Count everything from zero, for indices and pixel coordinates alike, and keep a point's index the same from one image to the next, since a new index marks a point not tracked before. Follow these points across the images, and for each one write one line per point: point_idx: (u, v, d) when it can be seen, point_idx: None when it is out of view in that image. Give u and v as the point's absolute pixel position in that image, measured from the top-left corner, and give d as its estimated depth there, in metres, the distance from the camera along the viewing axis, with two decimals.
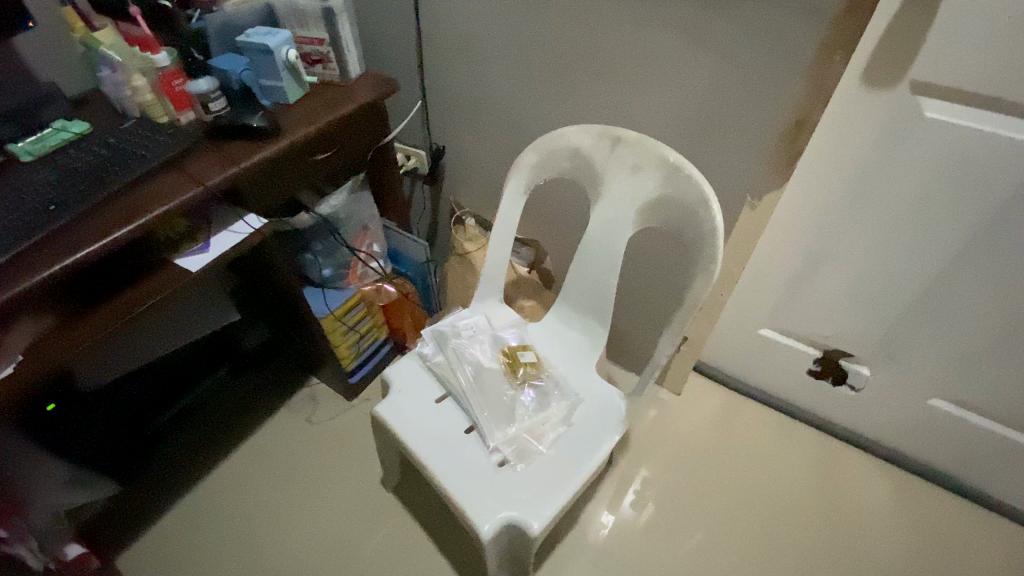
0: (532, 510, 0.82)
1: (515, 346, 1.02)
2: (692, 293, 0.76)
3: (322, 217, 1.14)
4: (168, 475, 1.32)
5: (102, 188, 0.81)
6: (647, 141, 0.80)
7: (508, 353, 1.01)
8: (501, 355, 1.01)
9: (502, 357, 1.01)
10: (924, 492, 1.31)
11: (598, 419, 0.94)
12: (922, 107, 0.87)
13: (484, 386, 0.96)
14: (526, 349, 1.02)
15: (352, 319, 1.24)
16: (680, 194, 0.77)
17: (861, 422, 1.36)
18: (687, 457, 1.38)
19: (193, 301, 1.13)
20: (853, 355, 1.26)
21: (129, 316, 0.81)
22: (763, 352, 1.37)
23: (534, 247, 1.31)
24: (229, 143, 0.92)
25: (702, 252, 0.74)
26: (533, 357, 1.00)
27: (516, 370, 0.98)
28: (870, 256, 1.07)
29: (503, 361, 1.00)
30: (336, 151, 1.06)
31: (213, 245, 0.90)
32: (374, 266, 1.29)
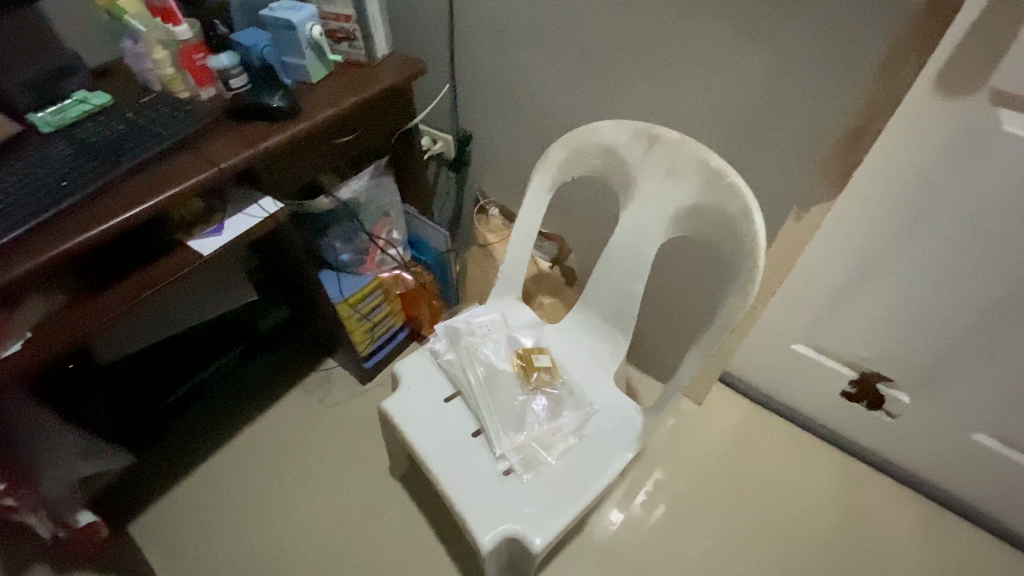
0: (536, 525, 0.79)
1: (531, 349, 0.98)
2: (723, 315, 0.70)
3: (342, 202, 1.10)
4: (182, 446, 1.35)
5: (118, 165, 0.79)
6: (686, 143, 0.73)
7: (523, 356, 0.97)
8: (515, 357, 0.97)
9: (516, 359, 0.97)
10: (960, 532, 1.21)
11: (612, 434, 0.89)
12: (1001, 119, 0.78)
13: (495, 389, 0.93)
14: (542, 352, 0.98)
15: (367, 307, 1.23)
16: (719, 204, 0.71)
17: (895, 451, 1.27)
18: (703, 471, 1.32)
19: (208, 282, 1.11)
20: (893, 381, 1.17)
21: (139, 298, 0.80)
22: (794, 369, 1.29)
23: (558, 242, 1.28)
24: (247, 123, 0.89)
25: (741, 271, 0.68)
26: (548, 363, 0.96)
27: (530, 375, 0.94)
28: (924, 278, 0.98)
29: (517, 364, 0.96)
30: (358, 134, 1.02)
31: (228, 228, 0.87)
32: (392, 253, 1.26)
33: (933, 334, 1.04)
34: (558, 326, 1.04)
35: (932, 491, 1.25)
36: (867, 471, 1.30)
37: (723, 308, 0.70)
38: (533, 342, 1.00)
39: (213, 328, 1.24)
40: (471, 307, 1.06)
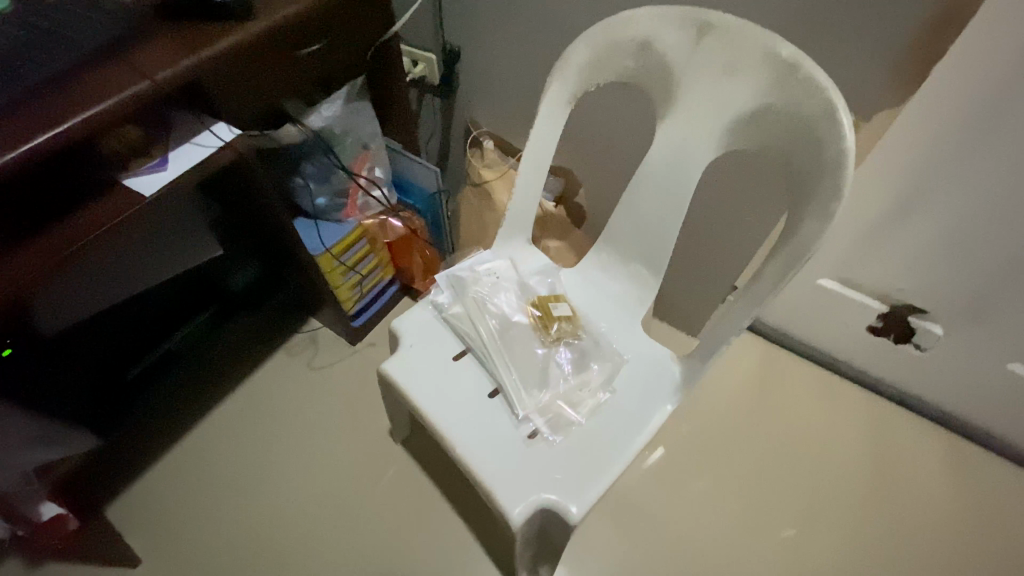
0: (570, 492, 0.70)
1: (547, 297, 0.86)
2: (794, 241, 0.59)
3: (313, 133, 0.93)
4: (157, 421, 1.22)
5: (19, 80, 0.62)
6: (749, 28, 0.59)
7: (539, 305, 0.85)
8: (530, 307, 0.85)
9: (531, 308, 0.85)
10: (985, 464, 1.17)
11: (646, 385, 0.79)
12: None
13: (511, 343, 0.81)
14: (560, 300, 0.86)
15: (353, 258, 1.09)
16: (794, 103, 0.58)
17: (922, 387, 1.20)
18: (723, 415, 1.26)
19: (165, 232, 0.95)
20: (928, 312, 1.08)
21: (69, 253, 0.63)
22: (819, 305, 1.21)
23: (564, 175, 1.12)
24: (185, 28, 0.70)
25: (821, 186, 0.56)
26: (569, 311, 0.84)
27: (549, 327, 0.83)
28: (982, 196, 0.87)
29: (532, 315, 0.84)
30: (329, 45, 0.84)
31: (173, 162, 0.71)
32: (377, 195, 1.09)
33: (981, 261, 0.95)
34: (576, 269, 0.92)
35: (957, 425, 1.20)
36: (889, 408, 1.25)
37: (794, 235, 0.59)
38: (548, 289, 0.88)
39: (177, 289, 1.08)
40: (475, 252, 0.92)
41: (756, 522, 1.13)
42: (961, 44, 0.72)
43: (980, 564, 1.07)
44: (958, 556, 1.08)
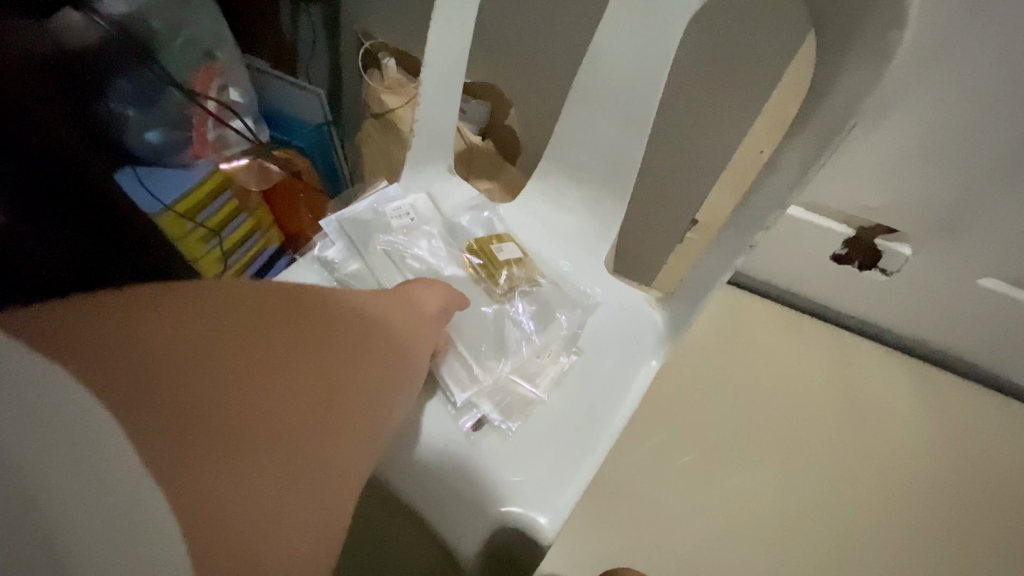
0: (534, 498, 0.50)
1: (487, 240, 0.63)
2: (831, 109, 0.41)
3: (114, 27, 0.65)
4: None
5: None
6: None
7: (477, 250, 0.63)
8: (465, 254, 0.63)
9: (467, 257, 0.63)
10: (952, 386, 1.11)
11: (621, 341, 0.60)
12: None
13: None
14: (506, 240, 0.64)
15: (216, 218, 0.81)
16: None
17: (889, 315, 1.12)
18: (687, 367, 1.12)
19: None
20: (896, 231, 0.99)
21: None
22: (781, 236, 1.09)
23: (491, 96, 0.90)
24: None
25: (861, 31, 0.39)
26: (518, 255, 0.63)
27: (496, 279, 0.61)
28: (965, 86, 0.76)
29: (470, 264, 0.62)
30: None
31: None
32: (235, 127, 0.80)
33: (962, 163, 0.84)
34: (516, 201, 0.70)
35: (923, 351, 1.14)
36: (854, 340, 1.17)
37: (820, 108, 0.42)
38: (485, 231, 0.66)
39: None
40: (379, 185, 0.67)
41: (736, 483, 1.02)
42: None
43: (956, 493, 1.02)
44: (936, 488, 1.03)
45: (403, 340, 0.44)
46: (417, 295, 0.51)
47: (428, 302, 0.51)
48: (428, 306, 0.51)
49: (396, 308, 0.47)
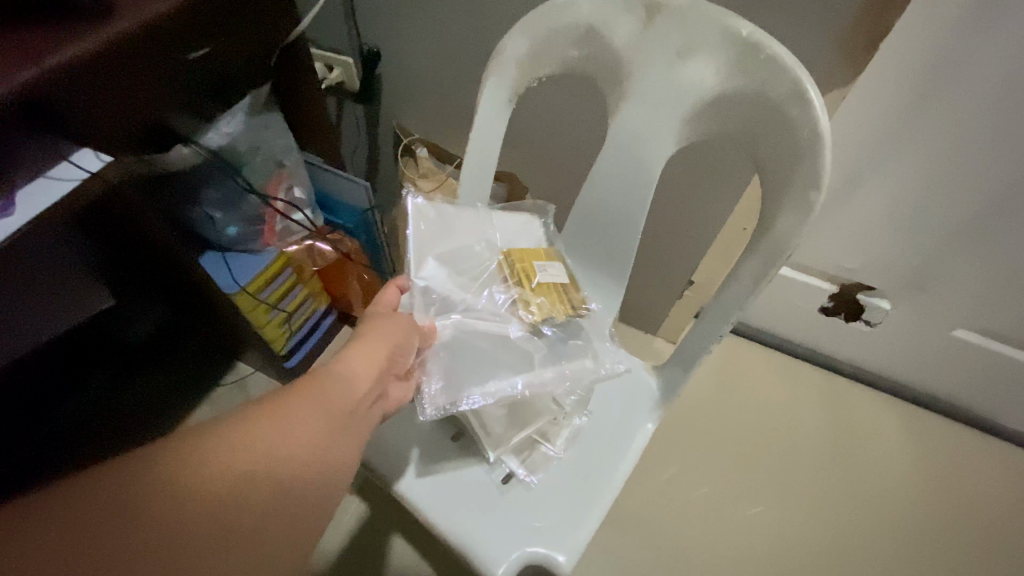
0: (556, 539, 0.62)
1: (531, 254, 0.62)
2: (773, 237, 0.54)
3: (211, 153, 0.79)
4: None
5: None
6: (703, 6, 0.53)
7: (518, 267, 0.61)
8: (511, 273, 0.60)
9: (506, 273, 0.60)
10: (938, 425, 1.20)
11: (623, 403, 0.73)
12: None
13: (483, 322, 0.58)
14: (546, 261, 0.63)
15: (276, 293, 0.94)
16: (757, 87, 0.52)
17: (876, 359, 1.22)
18: (692, 410, 1.22)
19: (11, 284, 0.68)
20: (875, 288, 1.10)
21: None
22: (772, 291, 1.20)
23: (511, 182, 1.02)
24: (16, 29, 0.54)
25: (794, 180, 0.51)
26: (558, 275, 0.62)
27: (544, 308, 0.59)
28: (916, 172, 0.88)
29: (514, 281, 0.60)
30: (217, 49, 0.70)
31: (21, 205, 0.56)
32: (298, 219, 0.95)
33: (924, 231, 0.96)
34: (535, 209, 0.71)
35: (909, 392, 1.23)
36: (847, 383, 1.26)
37: (768, 235, 0.55)
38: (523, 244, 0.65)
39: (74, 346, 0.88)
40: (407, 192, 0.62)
41: (743, 519, 1.10)
42: (908, 13, 0.70)
43: (949, 528, 1.09)
44: (932, 523, 1.10)
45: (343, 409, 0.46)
46: (351, 371, 0.48)
47: (363, 378, 0.48)
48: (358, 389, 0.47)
49: (313, 409, 0.44)
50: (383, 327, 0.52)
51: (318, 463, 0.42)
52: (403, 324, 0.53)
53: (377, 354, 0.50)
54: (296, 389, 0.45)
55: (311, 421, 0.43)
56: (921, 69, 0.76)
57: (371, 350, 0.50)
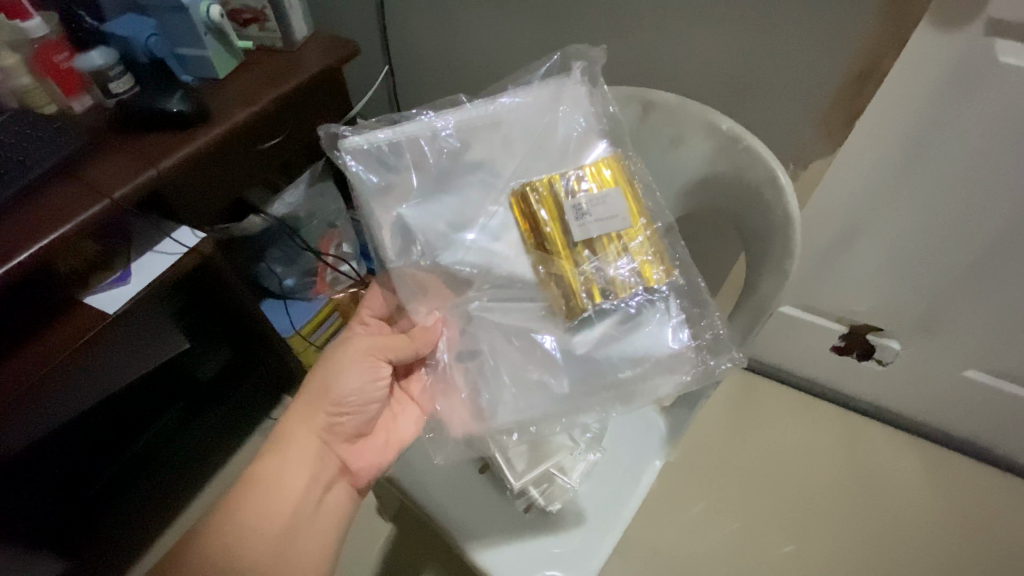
0: (573, 566, 0.70)
1: (558, 203, 0.56)
2: (760, 294, 0.63)
3: (278, 220, 0.93)
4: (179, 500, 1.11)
5: (22, 177, 0.62)
6: (690, 106, 0.63)
7: (546, 224, 0.56)
8: (535, 241, 0.56)
9: (533, 237, 0.56)
10: (955, 463, 1.22)
11: (636, 440, 0.80)
12: (997, 51, 0.68)
13: (507, 301, 0.58)
14: (581, 191, 0.56)
15: (325, 336, 1.08)
16: (737, 172, 0.62)
17: (890, 397, 1.25)
18: (712, 443, 1.26)
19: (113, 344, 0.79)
20: (884, 330, 1.14)
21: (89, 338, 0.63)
22: (784, 329, 1.25)
23: None
24: (140, 137, 0.69)
25: (772, 246, 0.60)
26: (606, 215, 0.56)
27: (579, 278, 0.55)
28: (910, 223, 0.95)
29: (540, 255, 0.56)
30: (287, 136, 0.83)
31: (136, 273, 0.68)
32: (346, 270, 1.05)
33: (924, 281, 1.00)
34: (552, 74, 0.63)
35: (925, 429, 1.25)
36: (863, 420, 1.29)
37: (755, 293, 0.63)
38: (521, 136, 0.58)
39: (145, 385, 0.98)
40: (341, 149, 0.57)
41: (768, 554, 1.11)
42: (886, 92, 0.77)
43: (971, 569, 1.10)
44: (957, 563, 1.10)
45: (289, 504, 0.56)
46: (292, 468, 0.58)
47: (302, 473, 0.58)
48: (298, 486, 0.58)
49: (260, 515, 0.55)
50: (310, 411, 0.60)
51: (277, 551, 0.54)
52: (349, 374, 0.61)
53: (309, 448, 0.59)
54: (241, 507, 0.55)
55: (268, 533, 0.55)
56: (904, 138, 0.81)
57: (304, 443, 0.59)
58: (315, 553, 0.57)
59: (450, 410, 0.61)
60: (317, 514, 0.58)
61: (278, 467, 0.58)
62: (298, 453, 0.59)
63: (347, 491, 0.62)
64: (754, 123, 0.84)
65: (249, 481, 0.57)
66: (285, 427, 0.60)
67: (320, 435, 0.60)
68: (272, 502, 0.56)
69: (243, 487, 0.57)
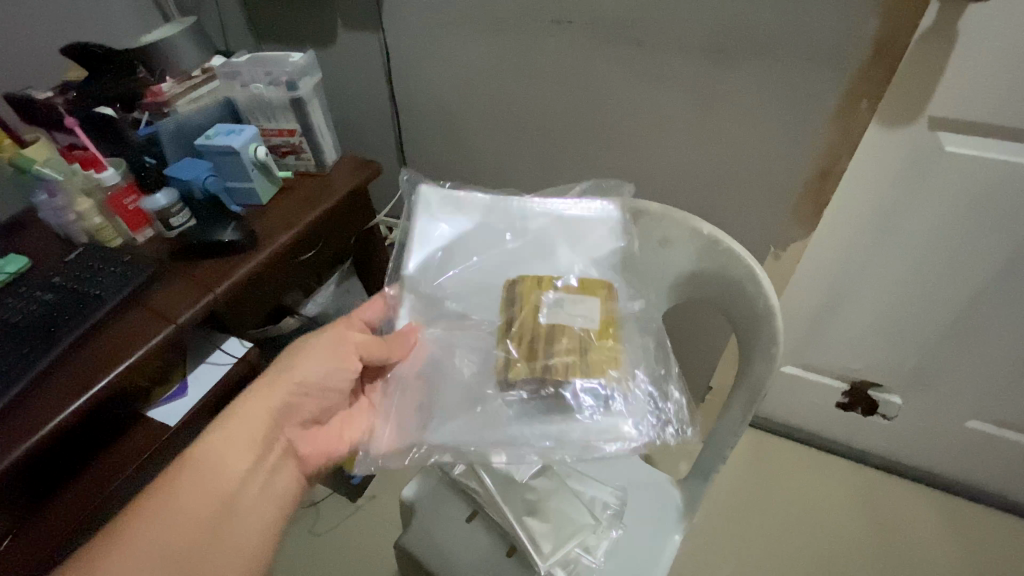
0: None
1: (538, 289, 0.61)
2: (757, 373, 0.69)
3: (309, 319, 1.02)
4: None
5: (97, 311, 0.71)
6: (673, 213, 0.72)
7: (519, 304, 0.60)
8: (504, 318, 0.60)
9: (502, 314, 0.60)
10: (975, 514, 1.23)
11: (654, 514, 0.84)
12: (942, 141, 0.80)
13: (465, 352, 0.59)
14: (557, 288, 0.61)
15: None
16: (722, 268, 0.70)
17: (900, 450, 1.27)
18: (730, 506, 1.25)
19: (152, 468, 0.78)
20: (884, 386, 1.18)
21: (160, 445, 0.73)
22: (789, 388, 1.29)
23: None
24: (199, 265, 0.80)
25: (760, 333, 0.68)
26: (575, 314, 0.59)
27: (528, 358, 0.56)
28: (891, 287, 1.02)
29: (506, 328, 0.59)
30: (321, 248, 0.94)
31: (192, 386, 0.79)
32: None
33: (914, 340, 1.06)
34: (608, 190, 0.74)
35: (937, 480, 1.27)
36: (876, 474, 1.31)
37: (751, 372, 0.70)
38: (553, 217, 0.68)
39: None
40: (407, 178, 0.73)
41: None
42: (849, 179, 0.87)
43: None
44: None
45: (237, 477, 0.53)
46: (242, 443, 0.55)
47: (253, 450, 0.55)
48: (240, 466, 0.53)
49: (199, 489, 0.51)
50: (273, 388, 0.58)
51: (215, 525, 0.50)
52: (320, 359, 0.61)
53: (259, 431, 0.56)
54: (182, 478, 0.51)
55: (210, 506, 0.50)
56: (872, 214, 0.91)
57: (255, 426, 0.56)
58: (255, 537, 0.52)
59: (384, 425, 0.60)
60: (257, 499, 0.54)
61: (223, 448, 0.53)
62: (253, 426, 0.56)
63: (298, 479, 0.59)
64: (734, 210, 0.92)
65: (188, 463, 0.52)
66: (238, 408, 0.57)
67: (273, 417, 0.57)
68: (215, 474, 0.52)
69: (182, 467, 0.52)
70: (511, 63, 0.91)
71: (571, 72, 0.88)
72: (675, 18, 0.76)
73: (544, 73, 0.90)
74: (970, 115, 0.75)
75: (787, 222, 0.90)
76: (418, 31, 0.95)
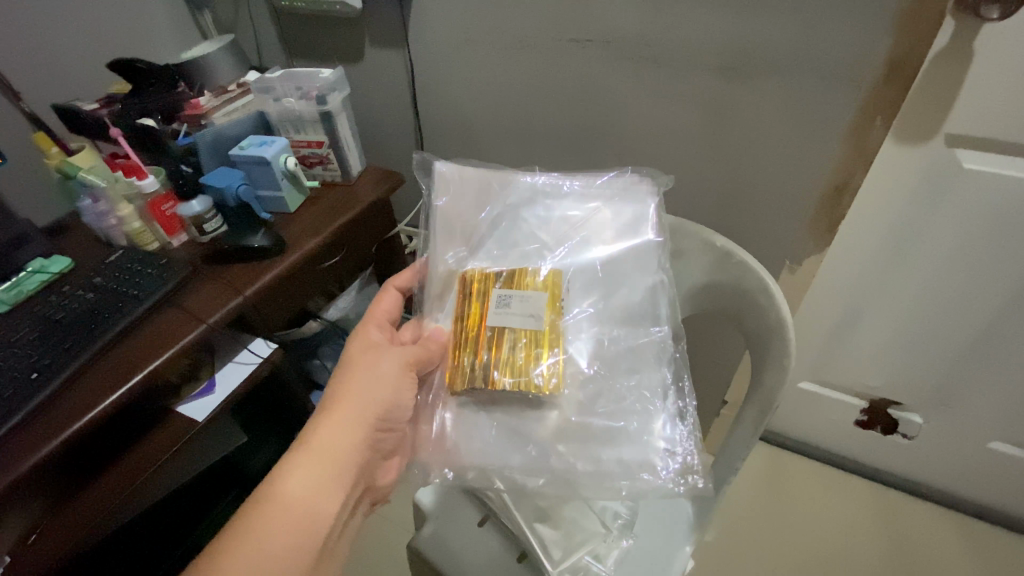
0: None
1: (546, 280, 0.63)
2: (770, 384, 0.69)
3: (330, 322, 1.05)
4: None
5: (133, 310, 0.75)
6: (686, 225, 0.74)
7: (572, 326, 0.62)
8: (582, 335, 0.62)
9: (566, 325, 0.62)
10: (999, 540, 1.19)
11: (663, 524, 0.84)
12: (960, 158, 0.80)
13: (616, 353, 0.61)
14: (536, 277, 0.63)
15: None
16: (735, 279, 0.71)
17: (920, 470, 1.25)
18: (742, 521, 1.24)
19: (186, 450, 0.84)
20: (903, 404, 1.16)
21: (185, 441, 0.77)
22: (805, 404, 1.28)
23: None
24: (230, 268, 0.84)
25: (771, 344, 0.68)
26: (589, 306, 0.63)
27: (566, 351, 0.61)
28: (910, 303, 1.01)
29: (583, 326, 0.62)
30: (345, 254, 0.97)
31: (220, 383, 0.83)
32: None
33: (933, 359, 1.04)
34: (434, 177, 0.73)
35: (960, 503, 1.24)
36: (895, 495, 1.28)
37: (762, 383, 0.70)
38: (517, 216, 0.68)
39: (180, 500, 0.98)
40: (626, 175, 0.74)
41: None
42: (866, 193, 0.88)
43: None
44: None
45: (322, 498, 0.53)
46: (318, 472, 0.54)
47: (327, 474, 0.54)
48: (326, 492, 0.54)
49: (287, 514, 0.50)
50: (356, 416, 0.58)
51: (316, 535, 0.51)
52: (383, 385, 0.59)
53: (321, 461, 0.54)
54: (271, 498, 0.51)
55: (299, 523, 0.51)
56: (888, 229, 0.91)
57: (336, 451, 0.55)
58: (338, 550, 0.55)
59: (428, 458, 0.58)
60: (339, 537, 0.56)
61: (298, 480, 0.52)
62: (329, 444, 0.56)
63: (359, 506, 0.60)
64: (748, 223, 0.93)
65: (259, 494, 0.51)
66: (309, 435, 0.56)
67: (343, 453, 0.56)
68: (297, 496, 0.52)
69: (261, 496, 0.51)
70: (529, 77, 0.94)
71: (589, 88, 0.90)
72: (689, 36, 0.79)
73: (562, 87, 0.92)
74: (987, 132, 0.76)
75: (801, 235, 0.91)
76: (442, 47, 0.98)
